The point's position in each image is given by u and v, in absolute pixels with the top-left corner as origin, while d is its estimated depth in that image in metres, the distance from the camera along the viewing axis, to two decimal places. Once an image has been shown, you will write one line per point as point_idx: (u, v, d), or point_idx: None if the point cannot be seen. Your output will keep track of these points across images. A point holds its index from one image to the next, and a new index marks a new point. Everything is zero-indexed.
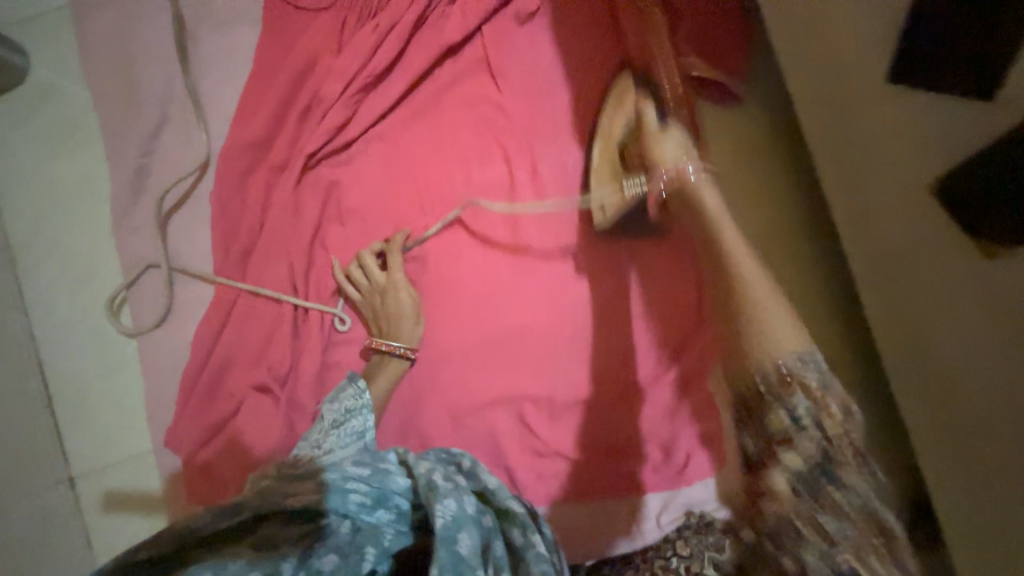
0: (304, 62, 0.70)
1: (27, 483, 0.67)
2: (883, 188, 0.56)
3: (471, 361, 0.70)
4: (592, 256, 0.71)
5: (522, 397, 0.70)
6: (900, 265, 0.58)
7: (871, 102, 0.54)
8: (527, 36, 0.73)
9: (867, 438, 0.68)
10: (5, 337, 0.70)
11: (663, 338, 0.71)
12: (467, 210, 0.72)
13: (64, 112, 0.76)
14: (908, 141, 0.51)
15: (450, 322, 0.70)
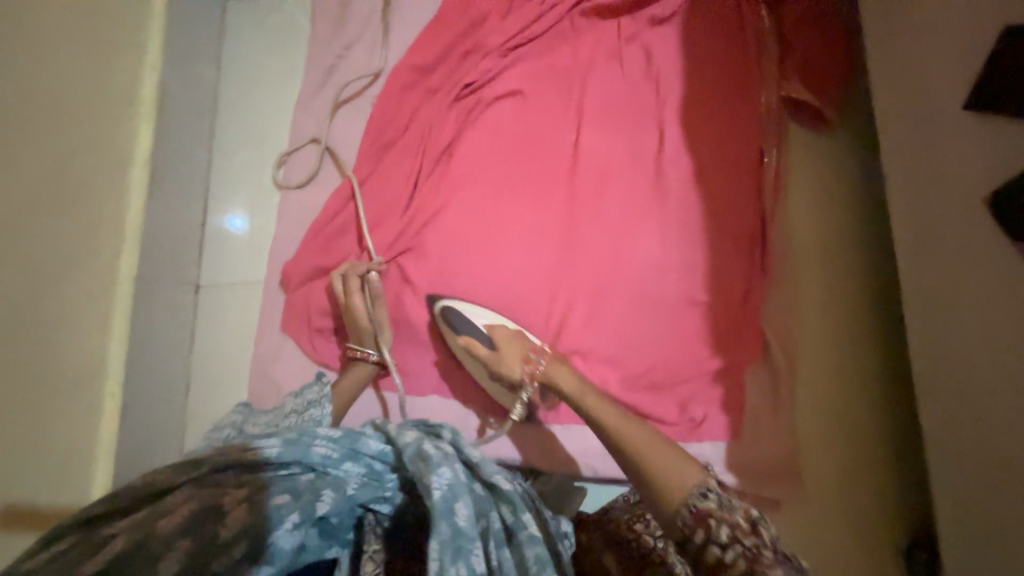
0: (478, 17, 0.88)
1: (172, 275, 0.85)
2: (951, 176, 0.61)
3: (539, 280, 0.80)
4: (665, 223, 0.81)
5: (572, 326, 0.78)
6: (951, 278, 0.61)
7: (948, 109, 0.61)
8: (662, 36, 0.87)
9: (851, 432, 0.76)
10: (193, 162, 0.89)
11: (715, 312, 0.77)
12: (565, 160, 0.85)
13: (289, 18, 0.97)
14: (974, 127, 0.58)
15: (521, 243, 0.82)
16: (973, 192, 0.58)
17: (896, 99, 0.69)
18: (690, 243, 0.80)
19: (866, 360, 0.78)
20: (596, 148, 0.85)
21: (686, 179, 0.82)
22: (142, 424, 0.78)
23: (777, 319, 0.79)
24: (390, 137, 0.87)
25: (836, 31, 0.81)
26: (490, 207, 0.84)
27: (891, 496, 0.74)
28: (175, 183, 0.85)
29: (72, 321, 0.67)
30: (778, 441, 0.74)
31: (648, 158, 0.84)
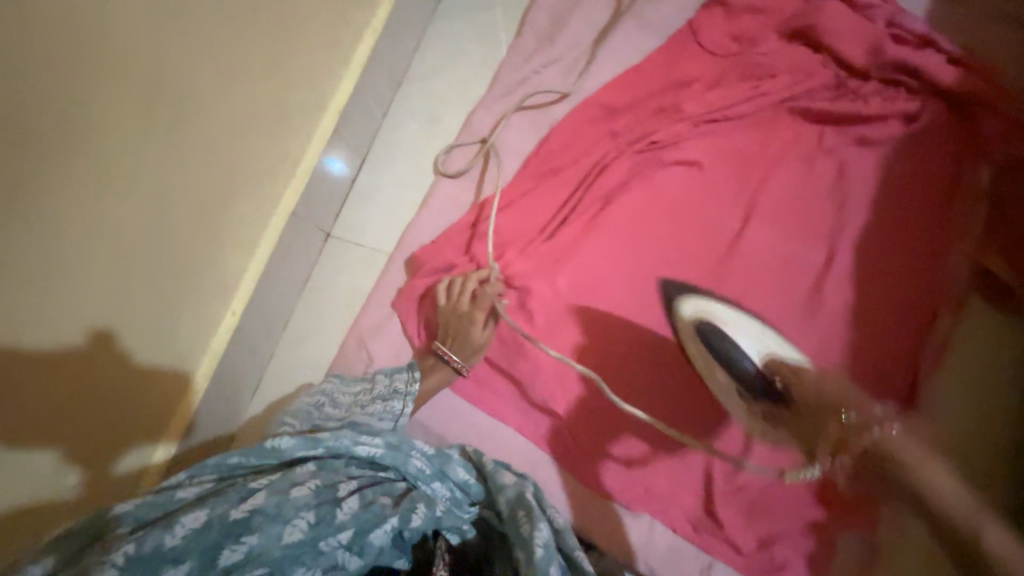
0: (682, 81, 0.87)
1: (315, 220, 0.88)
2: None
3: (655, 355, 0.80)
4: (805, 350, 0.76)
5: (671, 413, 0.78)
6: None
7: None
8: (867, 158, 0.83)
9: None
10: (368, 123, 0.93)
11: None
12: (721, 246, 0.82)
13: (496, 18, 1.00)
14: None
15: (651, 313, 0.81)
16: None
17: None
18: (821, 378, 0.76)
19: None
20: (758, 247, 0.81)
21: (840, 311, 0.77)
22: (245, 347, 0.82)
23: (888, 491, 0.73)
24: (557, 163, 0.87)
25: None
26: (632, 266, 0.83)
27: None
28: (347, 138, 0.88)
29: (222, 229, 0.71)
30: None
31: (808, 275, 0.80)
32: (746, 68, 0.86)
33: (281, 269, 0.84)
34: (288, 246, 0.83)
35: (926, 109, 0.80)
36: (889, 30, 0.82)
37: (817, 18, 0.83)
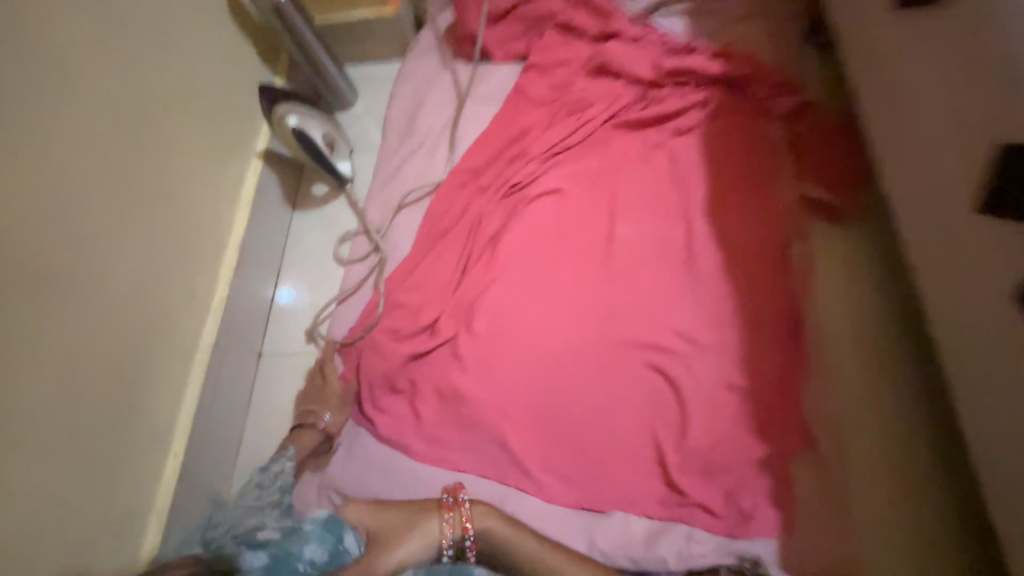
0: (523, 129, 1.03)
1: (241, 343, 0.93)
2: (984, 266, 0.63)
3: (580, 359, 0.85)
4: (697, 310, 0.86)
5: (607, 405, 0.82)
6: (991, 368, 0.62)
7: (957, 215, 0.67)
8: (685, 143, 0.98)
9: (918, 534, 0.70)
10: (273, 242, 1.04)
11: (749, 394, 0.78)
12: (599, 248, 0.93)
13: (364, 129, 1.16)
14: (989, 225, 0.62)
15: (563, 325, 0.88)
16: (1006, 277, 0.60)
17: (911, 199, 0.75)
18: (721, 330, 0.83)
19: (927, 455, 0.74)
20: (634, 238, 0.93)
21: (713, 267, 0.88)
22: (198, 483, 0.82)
23: (828, 405, 0.77)
24: (446, 221, 0.98)
25: (845, 150, 0.92)
26: (538, 287, 0.91)
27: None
28: (251, 263, 0.97)
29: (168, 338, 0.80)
30: (837, 538, 0.70)
31: (677, 248, 0.91)
32: (568, 108, 1.03)
33: (217, 396, 0.87)
34: (218, 374, 0.87)
35: (714, 93, 0.98)
36: (659, 48, 1.03)
37: (608, 54, 1.02)
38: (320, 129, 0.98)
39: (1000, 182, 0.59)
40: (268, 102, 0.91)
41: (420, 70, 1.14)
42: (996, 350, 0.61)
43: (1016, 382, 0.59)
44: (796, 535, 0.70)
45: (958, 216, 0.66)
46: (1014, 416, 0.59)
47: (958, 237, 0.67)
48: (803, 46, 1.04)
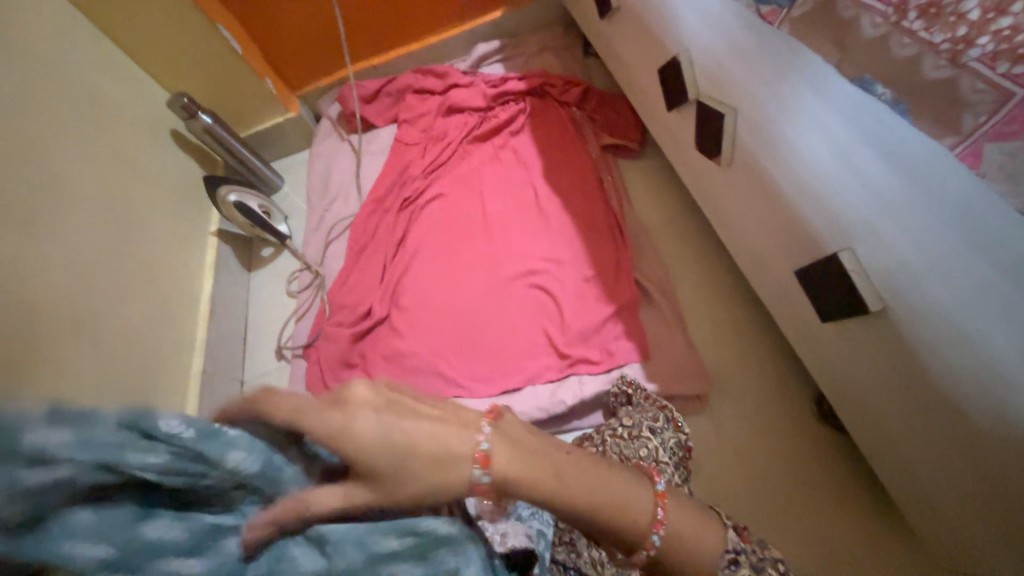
0: (406, 163, 1.39)
1: (224, 373, 1.18)
2: (687, 144, 0.98)
3: (480, 298, 1.13)
4: (553, 239, 1.17)
5: (505, 322, 1.09)
6: (714, 203, 0.96)
7: (669, 123, 1.03)
8: (520, 138, 1.35)
9: (731, 332, 1.00)
10: (237, 295, 1.32)
11: (597, 280, 1.07)
12: (477, 222, 1.25)
13: (293, 201, 1.51)
14: (679, 120, 0.98)
15: (463, 280, 1.17)
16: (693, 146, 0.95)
17: (655, 125, 1.13)
18: (571, 245, 1.14)
19: (724, 282, 1.05)
20: (500, 209, 1.25)
21: (557, 208, 1.21)
22: None
23: (653, 271, 1.08)
24: (363, 241, 1.29)
25: (623, 112, 1.31)
26: (440, 261, 1.21)
27: (798, 394, 0.91)
28: (222, 313, 1.24)
29: (164, 375, 1.04)
30: (680, 351, 0.97)
31: (531, 204, 1.24)
32: (435, 141, 1.41)
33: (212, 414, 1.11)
34: (209, 397, 1.11)
35: (528, 102, 1.38)
36: (486, 85, 1.44)
37: (453, 98, 1.43)
38: (257, 202, 1.30)
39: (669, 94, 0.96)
40: (211, 188, 1.23)
41: (325, 148, 1.52)
42: (711, 190, 0.95)
43: (723, 203, 0.92)
44: (650, 357, 0.97)
45: (670, 123, 1.03)
46: (731, 223, 0.92)
47: (675, 135, 1.03)
48: (583, 59, 1.49)
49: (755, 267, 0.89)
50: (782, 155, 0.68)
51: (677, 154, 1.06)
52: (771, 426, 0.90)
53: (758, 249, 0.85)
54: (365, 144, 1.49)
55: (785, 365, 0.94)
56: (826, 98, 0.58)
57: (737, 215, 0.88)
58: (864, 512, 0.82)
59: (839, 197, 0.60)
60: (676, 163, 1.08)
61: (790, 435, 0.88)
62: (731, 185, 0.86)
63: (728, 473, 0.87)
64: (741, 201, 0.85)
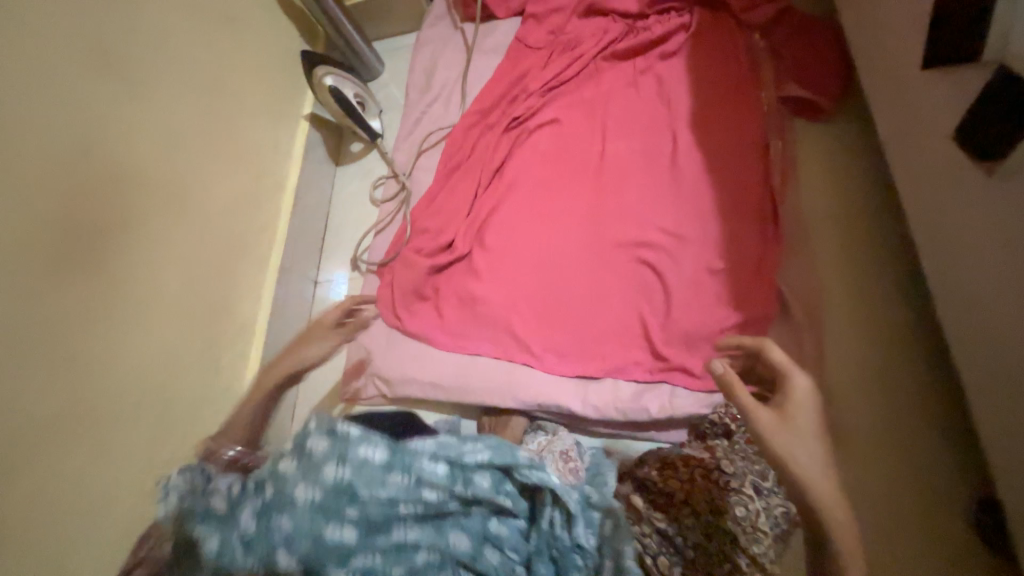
0: (522, 72, 1.15)
1: (300, 269, 1.15)
2: (934, 125, 0.68)
3: (576, 256, 0.96)
4: (685, 207, 0.93)
5: (600, 293, 0.93)
6: (939, 223, 0.70)
7: (913, 86, 0.72)
8: (672, 63, 1.05)
9: (886, 386, 0.79)
10: (322, 190, 1.25)
11: (729, 276, 0.86)
12: (593, 163, 1.03)
13: (390, 94, 1.35)
14: (936, 85, 0.66)
15: (560, 231, 0.99)
16: (947, 131, 0.65)
17: (879, 84, 0.80)
18: (705, 221, 0.91)
19: (900, 320, 0.81)
20: (624, 153, 1.01)
21: (698, 168, 0.95)
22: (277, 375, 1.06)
23: (806, 283, 0.84)
24: (459, 158, 1.13)
25: (829, 51, 0.96)
26: (538, 203, 1.03)
27: (952, 493, 0.72)
28: (306, 208, 1.18)
29: (245, 261, 1.02)
30: (813, 391, 0.78)
31: (664, 154, 0.99)
32: (562, 49, 1.14)
33: (286, 310, 1.10)
34: (286, 293, 1.10)
35: (695, 15, 1.05)
36: None
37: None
38: (354, 90, 1.17)
39: (935, 43, 0.64)
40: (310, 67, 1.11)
41: (433, 35, 1.30)
42: (948, 203, 0.67)
43: (963, 227, 0.65)
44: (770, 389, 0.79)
45: (914, 85, 0.71)
46: (966, 257, 0.65)
47: (914, 107, 0.72)
48: None
49: (977, 328, 0.65)
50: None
51: (902, 135, 0.75)
52: (900, 512, 0.73)
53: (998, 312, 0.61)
54: (480, 39, 1.26)
55: (950, 448, 0.74)
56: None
57: (988, 251, 0.61)
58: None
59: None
60: (894, 146, 0.78)
61: (928, 529, 0.72)
62: (1000, 208, 0.58)
63: None
64: (1008, 238, 0.58)
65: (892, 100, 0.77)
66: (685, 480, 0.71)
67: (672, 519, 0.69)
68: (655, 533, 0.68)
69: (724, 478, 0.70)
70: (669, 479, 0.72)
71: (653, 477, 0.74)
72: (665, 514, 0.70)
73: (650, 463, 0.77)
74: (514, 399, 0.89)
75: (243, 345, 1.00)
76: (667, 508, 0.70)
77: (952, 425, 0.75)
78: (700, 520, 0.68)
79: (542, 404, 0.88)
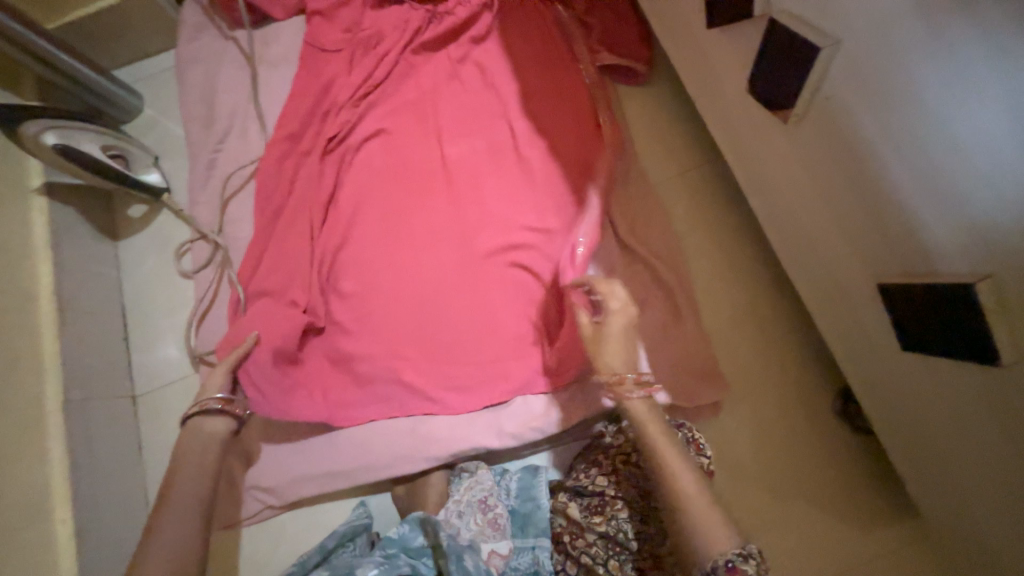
0: (326, 82, 0.98)
1: (102, 389, 0.87)
2: (731, 79, 0.72)
3: (448, 276, 0.87)
4: (542, 196, 0.89)
5: (485, 309, 0.85)
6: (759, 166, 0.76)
7: (704, 43, 0.75)
8: (487, 48, 0.98)
9: (752, 319, 0.87)
10: (102, 278, 0.95)
11: (602, 257, 0.86)
12: (438, 170, 0.93)
13: (163, 134, 1.06)
14: (723, 42, 0.70)
15: (423, 254, 0.89)
16: (743, 84, 0.69)
17: (677, 44, 0.83)
18: (564, 207, 0.88)
19: (750, 255, 0.90)
20: (467, 154, 0.93)
21: (545, 153, 0.91)
22: (113, 536, 0.79)
23: (669, 244, 0.87)
24: (277, 198, 0.93)
25: (627, 14, 0.98)
26: (388, 229, 0.90)
27: (821, 391, 0.84)
28: (84, 309, 0.88)
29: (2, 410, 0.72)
30: (700, 346, 0.82)
31: (507, 146, 0.93)
32: (365, 47, 1.00)
33: (99, 448, 0.82)
34: (91, 429, 0.82)
35: None
36: None
37: None
38: (99, 142, 0.88)
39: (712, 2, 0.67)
40: (11, 126, 0.79)
41: (200, 52, 1.05)
42: (762, 149, 0.73)
43: (779, 168, 0.71)
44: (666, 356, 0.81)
45: (705, 43, 0.75)
46: (787, 193, 0.72)
47: (711, 63, 0.76)
48: None
49: (811, 253, 0.73)
50: (895, 133, 0.50)
51: (708, 91, 0.80)
52: (791, 426, 0.82)
53: (823, 239, 0.69)
54: (262, 49, 1.05)
55: (811, 355, 0.85)
56: (985, 41, 0.39)
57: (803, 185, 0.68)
58: (887, 514, 0.78)
59: (989, 192, 0.44)
60: (704, 102, 0.83)
61: (812, 430, 0.82)
62: (802, 148, 0.64)
63: (743, 477, 0.81)
64: (817, 175, 0.64)
65: (691, 59, 0.81)
66: (611, 474, 0.70)
67: (612, 517, 0.66)
68: (599, 538, 0.66)
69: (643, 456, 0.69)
70: (601, 476, 0.70)
71: (584, 481, 0.71)
72: (605, 515, 0.67)
73: (577, 467, 0.74)
74: (426, 458, 0.80)
75: (42, 526, 0.72)
76: (605, 509, 0.67)
77: (806, 336, 0.86)
78: (637, 509, 0.66)
79: (458, 451, 0.80)
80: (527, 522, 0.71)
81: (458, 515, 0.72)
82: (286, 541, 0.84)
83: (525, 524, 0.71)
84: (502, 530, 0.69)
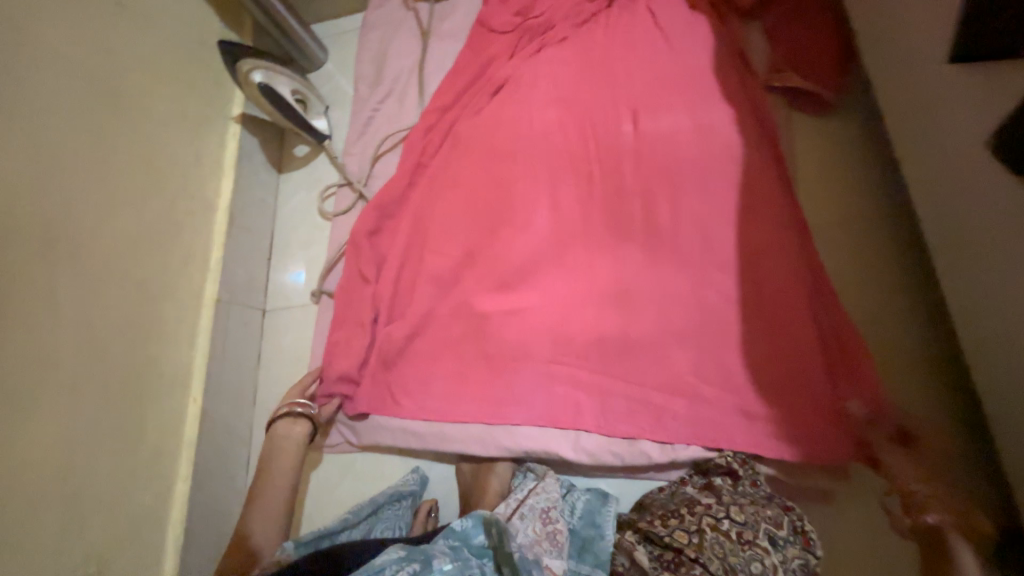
0: (488, 62, 1.00)
1: (242, 298, 0.99)
2: (962, 128, 0.59)
3: (572, 256, 0.81)
4: (685, 204, 0.80)
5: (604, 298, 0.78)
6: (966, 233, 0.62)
7: (934, 80, 0.63)
8: (659, 45, 0.92)
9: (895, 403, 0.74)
10: (263, 203, 1.08)
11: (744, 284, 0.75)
12: (579, 151, 0.87)
13: (337, 87, 1.17)
14: (965, 82, 0.58)
15: (549, 226, 0.84)
16: (982, 137, 0.57)
17: (892, 77, 0.71)
18: (712, 222, 0.78)
19: (912, 328, 0.76)
20: (615, 146, 0.86)
21: (700, 164, 0.82)
22: (224, 424, 0.91)
23: (832, 296, 0.74)
24: (419, 158, 0.96)
25: (826, 29, 0.85)
26: (515, 198, 0.86)
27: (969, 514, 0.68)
28: (245, 226, 1.02)
29: (170, 293, 0.85)
30: (839, 422, 0.68)
31: (658, 142, 0.84)
32: (532, 34, 1.00)
33: (230, 347, 0.95)
34: (228, 329, 0.95)
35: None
36: None
37: None
38: (291, 86, 1.00)
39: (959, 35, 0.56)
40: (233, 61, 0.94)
41: (383, 19, 1.14)
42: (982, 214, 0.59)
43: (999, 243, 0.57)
44: (794, 422, 0.68)
45: (935, 80, 0.62)
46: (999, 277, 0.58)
47: (937, 105, 0.63)
48: None
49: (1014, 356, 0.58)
50: None
51: (920, 136, 0.67)
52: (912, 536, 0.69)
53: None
54: (436, 23, 1.11)
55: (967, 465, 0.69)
56: None
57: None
58: None
59: None
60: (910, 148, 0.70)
61: None
62: None
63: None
64: None
65: (907, 97, 0.69)
66: (693, 534, 0.64)
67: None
68: None
69: (734, 529, 0.62)
70: (680, 533, 0.64)
71: (657, 532, 0.66)
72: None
73: (651, 510, 0.70)
74: (497, 447, 0.78)
75: (178, 399, 0.85)
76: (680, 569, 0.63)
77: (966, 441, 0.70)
78: None
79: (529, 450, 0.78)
80: (586, 548, 0.68)
81: (518, 516, 0.70)
82: (356, 477, 0.91)
83: (583, 549, 0.68)
84: (560, 548, 0.66)
